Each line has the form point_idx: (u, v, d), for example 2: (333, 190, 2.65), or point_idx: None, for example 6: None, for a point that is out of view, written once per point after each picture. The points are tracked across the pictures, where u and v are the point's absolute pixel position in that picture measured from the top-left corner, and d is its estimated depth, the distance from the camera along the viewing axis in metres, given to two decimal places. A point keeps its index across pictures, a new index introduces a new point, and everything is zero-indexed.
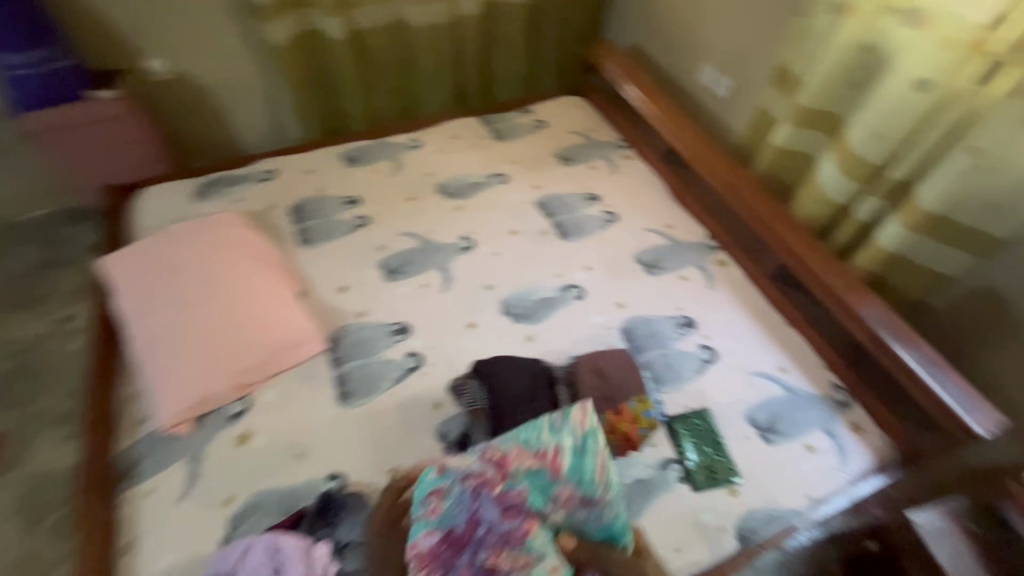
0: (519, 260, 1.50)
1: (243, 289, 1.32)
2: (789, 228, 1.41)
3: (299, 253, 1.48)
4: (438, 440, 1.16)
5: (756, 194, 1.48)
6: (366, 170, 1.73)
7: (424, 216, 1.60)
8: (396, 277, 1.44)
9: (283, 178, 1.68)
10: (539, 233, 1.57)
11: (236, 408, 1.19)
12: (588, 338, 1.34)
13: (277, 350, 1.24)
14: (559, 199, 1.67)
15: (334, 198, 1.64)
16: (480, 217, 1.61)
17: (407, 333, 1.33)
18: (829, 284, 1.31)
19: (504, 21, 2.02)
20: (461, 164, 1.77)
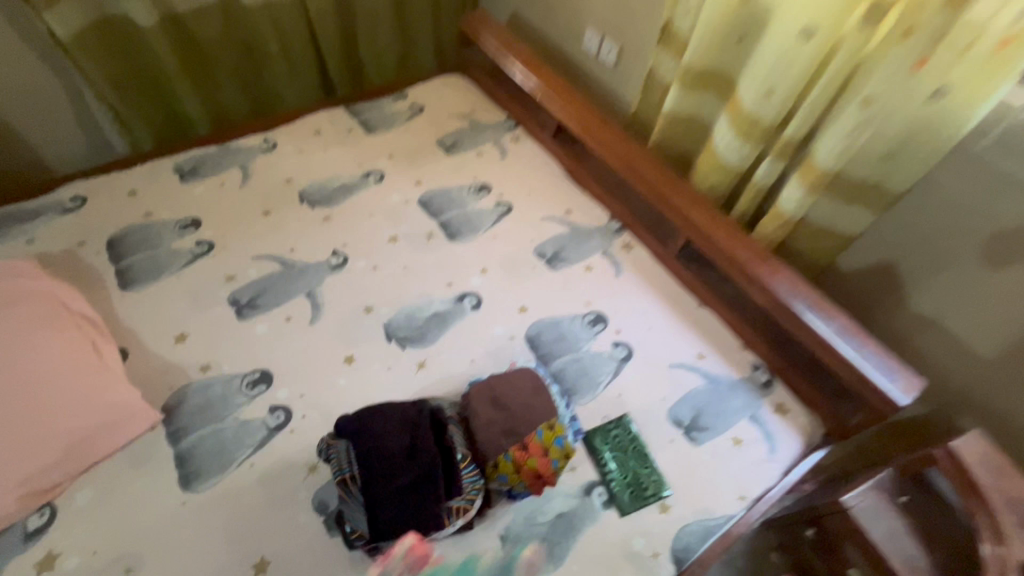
0: (403, 271, 1.28)
1: (30, 358, 0.99)
2: (690, 201, 1.30)
3: (121, 300, 1.17)
4: (316, 512, 0.95)
5: (653, 168, 1.35)
6: (207, 183, 1.42)
7: (284, 232, 1.34)
8: (251, 313, 1.18)
9: (96, 204, 1.34)
10: (425, 236, 1.36)
11: (33, 523, 0.90)
12: (488, 354, 1.16)
13: (87, 435, 0.95)
14: (445, 193, 1.46)
15: (166, 222, 1.33)
16: (353, 225, 1.37)
17: (268, 382, 1.08)
18: (736, 258, 1.21)
19: None
20: (327, 164, 1.51)
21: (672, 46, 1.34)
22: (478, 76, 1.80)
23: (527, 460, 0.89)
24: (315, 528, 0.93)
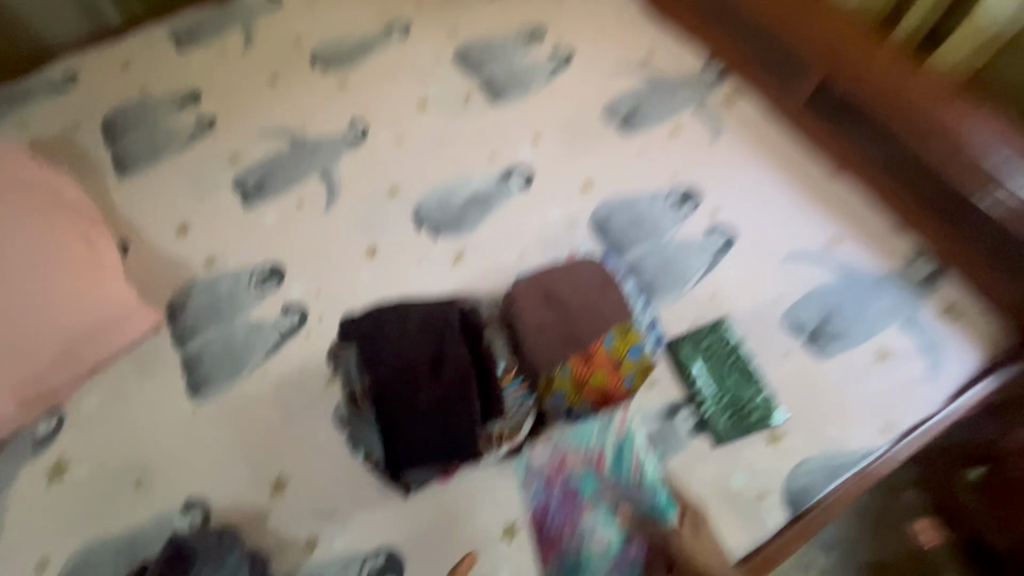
0: (435, 144, 1.02)
1: (19, 252, 0.86)
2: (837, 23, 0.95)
3: (119, 188, 1.02)
4: (338, 427, 0.80)
5: None
6: (204, 49, 1.18)
7: (294, 102, 1.10)
8: (258, 199, 0.99)
9: (87, 79, 1.15)
10: (462, 99, 1.07)
11: (43, 429, 0.82)
12: (541, 243, 0.91)
13: (80, 337, 0.83)
14: (487, 43, 1.13)
15: (163, 96, 1.13)
16: (374, 90, 1.10)
17: (281, 278, 0.91)
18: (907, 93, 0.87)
19: None
20: (340, 14, 1.21)
21: None
22: None
23: (591, 377, 0.67)
24: (338, 444, 0.79)
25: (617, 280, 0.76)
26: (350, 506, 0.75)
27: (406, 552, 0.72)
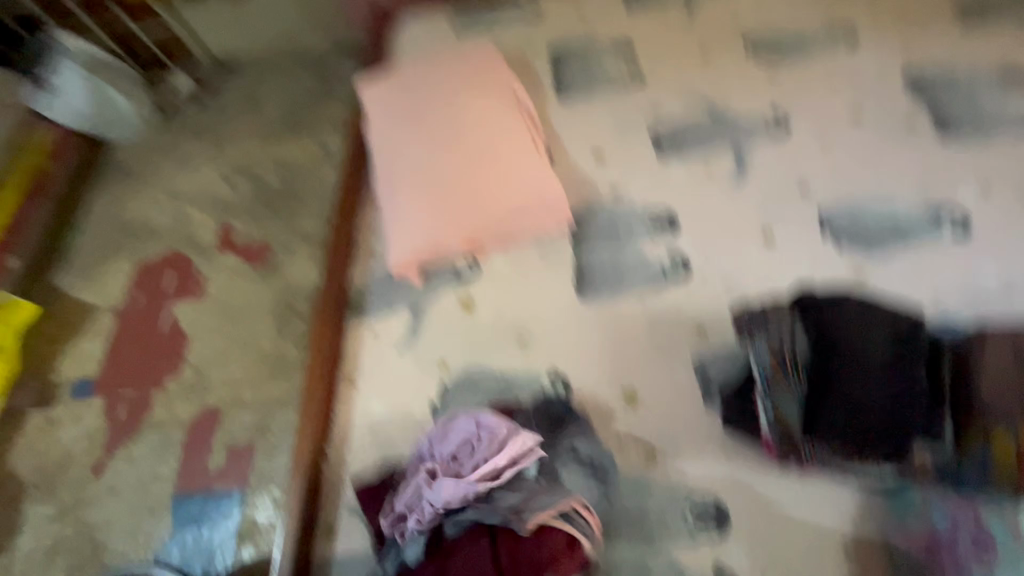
0: (860, 159, 1.00)
1: (494, 136, 1.10)
2: None
3: (555, 108, 1.21)
4: (696, 375, 0.86)
5: None
6: (649, 11, 1.31)
7: (723, 78, 1.16)
8: (670, 153, 1.08)
9: (549, 15, 1.37)
10: (903, 124, 1.02)
11: (465, 269, 1.04)
12: (963, 296, 0.84)
13: (520, 214, 1.03)
14: (947, 75, 1.05)
15: (604, 43, 1.28)
16: (808, 88, 1.10)
17: (675, 228, 0.99)
18: None
19: None
20: (788, 11, 1.22)
21: None
22: None
23: None
24: (691, 389, 0.85)
25: None
26: (690, 447, 0.81)
27: (736, 512, 0.75)
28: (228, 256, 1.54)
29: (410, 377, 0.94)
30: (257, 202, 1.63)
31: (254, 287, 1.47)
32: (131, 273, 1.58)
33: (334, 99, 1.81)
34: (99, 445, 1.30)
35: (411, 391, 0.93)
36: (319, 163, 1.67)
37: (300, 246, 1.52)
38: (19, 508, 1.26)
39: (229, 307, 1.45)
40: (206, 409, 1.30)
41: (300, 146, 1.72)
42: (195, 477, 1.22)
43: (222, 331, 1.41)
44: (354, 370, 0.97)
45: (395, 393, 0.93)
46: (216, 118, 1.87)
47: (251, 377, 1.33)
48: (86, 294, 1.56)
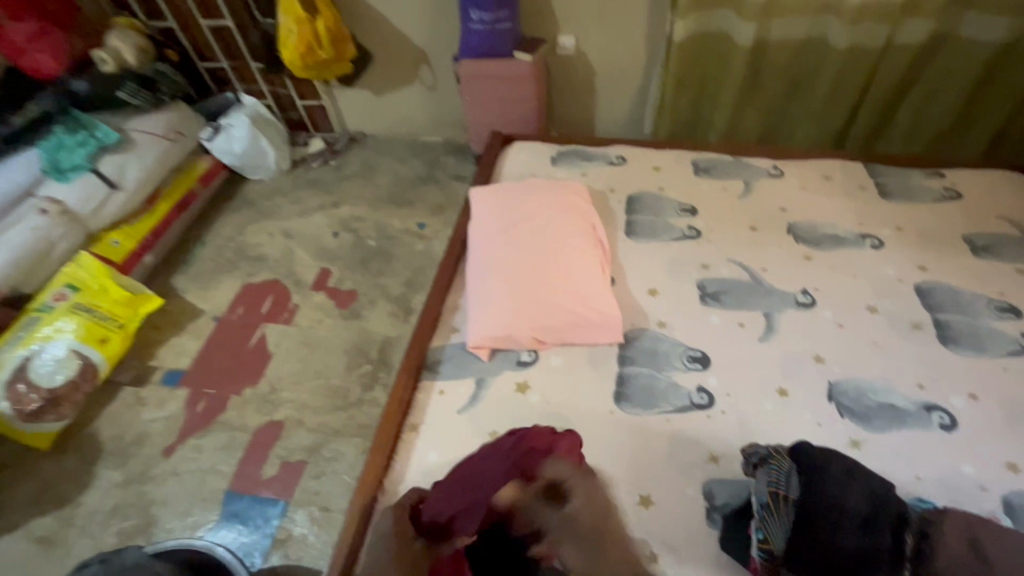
0: (869, 345, 1.19)
1: (571, 255, 1.35)
2: None
3: (623, 243, 1.46)
4: (703, 497, 1.01)
5: None
6: (713, 183, 1.60)
7: (765, 251, 1.40)
8: (711, 302, 1.30)
9: (631, 167, 1.68)
10: (909, 325, 1.22)
11: (525, 358, 1.25)
12: (941, 483, 0.99)
13: (580, 323, 1.25)
14: (952, 293, 1.26)
15: (671, 200, 1.56)
16: (834, 276, 1.32)
17: (706, 366, 1.19)
18: None
19: (953, 58, 1.60)
20: (828, 210, 1.48)
21: None
22: None
23: None
24: (697, 507, 1.00)
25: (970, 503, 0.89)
26: (688, 557, 0.95)
27: None
28: (319, 295, 1.81)
29: (464, 437, 1.13)
30: (353, 255, 1.93)
31: (335, 327, 1.71)
32: (236, 290, 1.86)
33: (435, 185, 2.15)
34: (174, 430, 1.50)
35: (462, 449, 1.11)
36: (412, 235, 1.97)
37: (381, 301, 1.77)
38: (93, 468, 1.44)
39: (311, 338, 1.69)
40: (272, 421, 1.50)
41: (399, 217, 2.04)
42: (247, 478, 1.39)
43: (300, 357, 1.64)
44: (419, 420, 1.17)
45: (449, 447, 1.12)
46: (335, 178, 2.24)
47: (316, 403, 1.53)
48: (195, 298, 1.84)
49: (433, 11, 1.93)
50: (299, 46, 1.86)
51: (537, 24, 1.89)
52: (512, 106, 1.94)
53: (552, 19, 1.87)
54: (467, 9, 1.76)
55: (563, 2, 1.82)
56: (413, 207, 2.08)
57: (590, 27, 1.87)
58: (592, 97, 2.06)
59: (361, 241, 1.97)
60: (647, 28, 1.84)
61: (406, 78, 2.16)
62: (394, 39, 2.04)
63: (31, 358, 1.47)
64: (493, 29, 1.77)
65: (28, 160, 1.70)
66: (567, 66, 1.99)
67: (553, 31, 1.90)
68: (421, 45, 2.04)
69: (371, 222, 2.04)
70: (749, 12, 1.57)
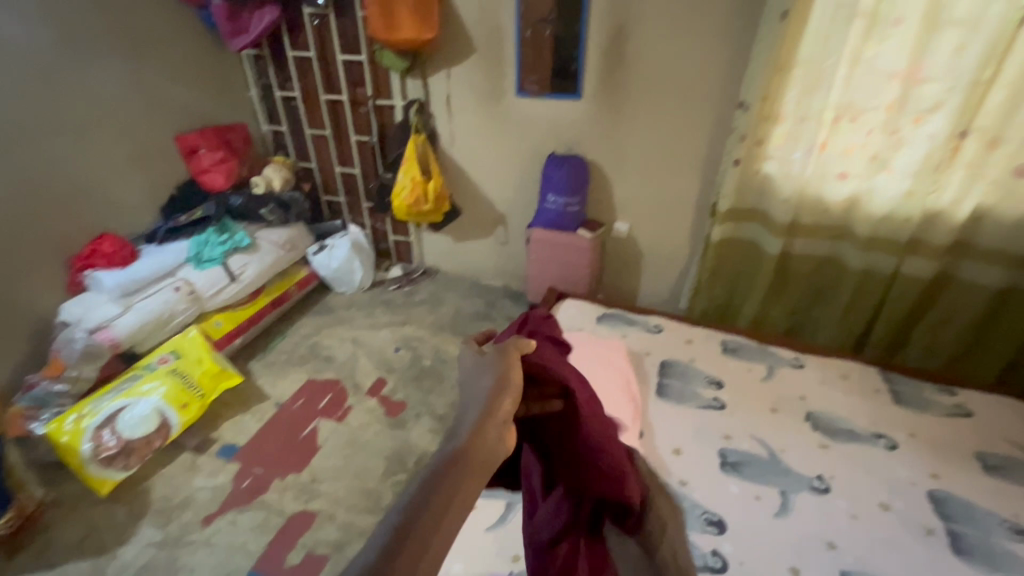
0: (882, 541, 1.25)
1: (607, 402, 1.52)
2: None
3: (653, 401, 1.63)
4: None
5: None
6: (739, 363, 1.79)
7: (784, 432, 1.53)
8: (731, 471, 1.41)
9: (666, 337, 1.92)
10: (923, 528, 1.28)
11: None
12: None
13: None
14: (965, 506, 1.33)
15: (700, 372, 1.76)
16: (848, 468, 1.43)
17: (722, 531, 1.26)
18: None
19: (956, 295, 1.85)
20: (844, 406, 1.62)
21: None
22: None
23: None
24: None
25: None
26: None
27: None
28: (372, 401, 2.01)
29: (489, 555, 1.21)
30: (409, 371, 2.16)
31: (381, 432, 1.88)
32: (301, 382, 2.09)
33: (491, 323, 2.44)
34: (218, 501, 1.63)
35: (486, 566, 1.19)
36: None
37: (425, 416, 1.95)
38: (138, 522, 1.57)
39: (357, 438, 1.85)
40: (305, 510, 1.61)
41: (454, 345, 2.30)
42: (271, 561, 1.47)
43: (344, 454, 1.79)
44: None
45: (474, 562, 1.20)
46: (406, 301, 2.58)
47: (349, 500, 1.64)
48: (265, 382, 2.09)
49: (517, 188, 2.42)
50: (409, 198, 2.34)
51: (599, 210, 2.32)
52: (568, 269, 2.29)
53: (611, 209, 2.30)
54: (546, 194, 2.22)
55: (623, 198, 2.26)
56: (468, 338, 2.35)
57: (643, 219, 2.28)
58: (637, 273, 2.40)
59: (418, 360, 2.21)
60: (690, 226, 2.22)
61: (483, 232, 2.60)
62: (482, 203, 2.52)
63: (122, 410, 1.70)
64: (564, 210, 2.20)
65: (178, 249, 2.13)
66: (619, 245, 2.37)
67: (611, 217, 2.32)
68: (502, 210, 2.50)
69: (429, 345, 2.30)
70: (775, 230, 1.92)
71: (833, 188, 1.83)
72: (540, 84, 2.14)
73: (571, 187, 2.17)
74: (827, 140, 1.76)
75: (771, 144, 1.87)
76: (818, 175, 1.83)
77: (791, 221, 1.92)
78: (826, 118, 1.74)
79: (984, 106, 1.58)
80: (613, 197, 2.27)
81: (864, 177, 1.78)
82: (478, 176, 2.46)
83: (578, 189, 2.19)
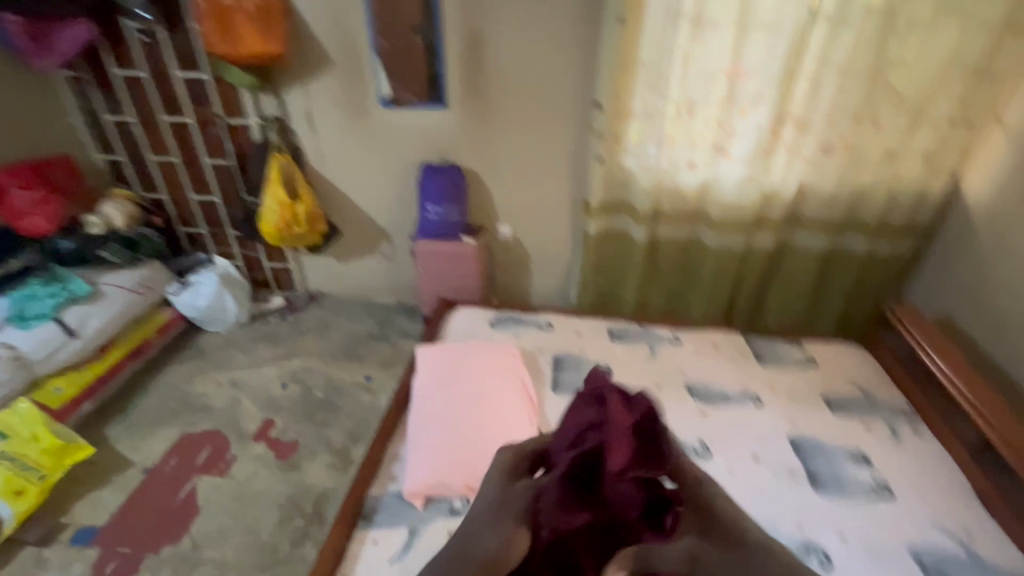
0: (756, 490, 1.38)
1: (503, 406, 1.52)
2: None
3: (549, 397, 1.67)
4: None
5: None
6: (625, 347, 1.90)
7: (668, 406, 1.64)
8: None
9: (556, 332, 1.97)
10: (787, 472, 1.44)
11: (458, 506, 1.34)
12: None
13: None
14: (817, 443, 1.52)
15: (591, 361, 1.83)
16: (723, 429, 1.56)
17: None
18: None
19: (796, 260, 2.11)
20: (716, 373, 1.78)
21: None
22: (885, 355, 1.84)
23: None
24: None
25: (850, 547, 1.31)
26: None
27: None
28: (259, 445, 1.85)
29: None
30: (299, 406, 2.01)
31: (272, 479, 1.73)
32: (173, 440, 1.87)
33: (385, 342, 2.35)
34: None
35: None
36: (359, 387, 2.10)
37: (322, 452, 1.82)
38: None
39: (245, 491, 1.69)
40: None
41: (348, 370, 2.19)
42: None
43: (231, 511, 1.63)
44: (350, 571, 1.21)
45: None
46: (291, 332, 2.41)
47: (240, 562, 1.50)
48: (127, 448, 1.83)
49: (396, 200, 2.36)
50: (278, 223, 2.18)
51: (481, 215, 2.33)
52: (458, 277, 2.28)
53: (493, 213, 2.32)
54: (425, 204, 2.20)
55: (502, 201, 2.29)
56: (364, 361, 2.24)
57: (524, 220, 2.33)
58: (527, 273, 2.46)
59: (309, 392, 2.07)
60: (569, 223, 2.30)
61: (367, 249, 2.50)
62: (361, 219, 2.42)
63: None
64: (445, 219, 2.20)
65: None
66: (506, 247, 2.40)
67: (494, 221, 2.34)
68: (384, 225, 2.43)
69: (321, 374, 2.17)
70: (641, 219, 2.06)
71: (686, 177, 1.99)
72: (419, 93, 2.07)
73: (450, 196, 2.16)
74: (674, 133, 1.92)
75: (628, 141, 1.99)
76: (671, 166, 1.99)
77: (654, 210, 2.07)
78: (670, 114, 1.89)
79: (794, 96, 1.81)
80: (492, 202, 2.30)
81: (709, 165, 1.96)
82: (353, 192, 2.36)
83: (457, 197, 2.18)
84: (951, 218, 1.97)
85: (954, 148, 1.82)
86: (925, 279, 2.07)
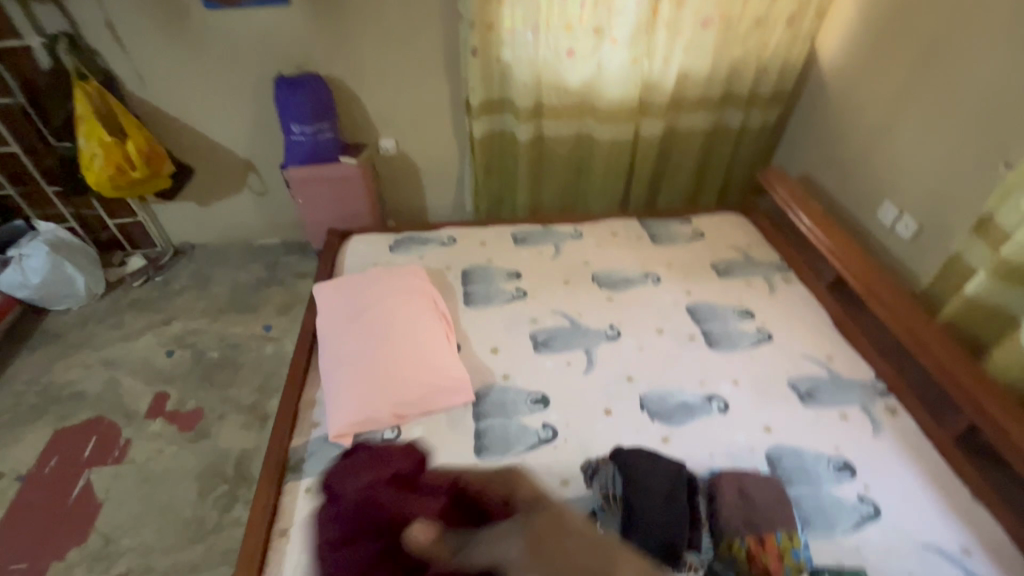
0: (663, 359, 1.51)
1: (420, 329, 1.48)
2: (971, 373, 1.30)
3: (462, 312, 1.65)
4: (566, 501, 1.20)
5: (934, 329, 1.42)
6: (530, 249, 1.89)
7: (577, 298, 1.70)
8: (542, 349, 1.53)
9: (460, 245, 1.91)
10: (687, 337, 1.58)
11: (389, 434, 1.32)
12: (726, 455, 1.29)
13: (435, 390, 1.36)
14: (710, 307, 1.67)
15: (499, 268, 1.81)
16: (629, 310, 1.66)
17: (545, 405, 1.39)
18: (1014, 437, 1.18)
19: (679, 141, 2.17)
20: (618, 260, 1.85)
21: (988, 234, 1.37)
22: (759, 219, 2.02)
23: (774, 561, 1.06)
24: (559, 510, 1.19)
25: (838, 481, 1.24)
26: None
27: None
28: (155, 422, 1.68)
29: None
30: (193, 372, 1.82)
31: (181, 452, 1.59)
32: (46, 438, 1.63)
33: (279, 286, 2.15)
34: None
35: None
36: (259, 338, 1.94)
37: (232, 414, 1.70)
38: None
39: (152, 471, 1.55)
40: None
41: (242, 324, 1.99)
42: None
43: (141, 496, 1.50)
44: (289, 523, 1.18)
45: None
46: (163, 294, 2.11)
47: (165, 543, 1.41)
48: None
49: (253, 126, 2.03)
50: (107, 169, 1.81)
51: (357, 131, 2.10)
52: (346, 204, 2.08)
53: (370, 127, 2.10)
54: (288, 124, 1.91)
55: (378, 114, 2.07)
56: (258, 311, 2.05)
57: (406, 130, 2.14)
58: (421, 189, 2.32)
59: (200, 356, 1.87)
60: (455, 127, 2.15)
61: (231, 187, 2.18)
62: (215, 153, 2.08)
63: None
64: (316, 138, 1.94)
65: None
66: (393, 164, 2.22)
67: (373, 136, 2.12)
68: (246, 156, 2.11)
69: (210, 334, 1.96)
70: (524, 115, 1.98)
71: (567, 67, 1.90)
72: None
73: (316, 112, 1.90)
74: (550, 17, 1.78)
75: (502, 28, 1.81)
76: (551, 56, 1.87)
77: (537, 104, 1.98)
78: None
79: None
80: (367, 114, 2.06)
81: (590, 51, 1.87)
82: (196, 122, 2.00)
83: (324, 112, 1.92)
84: (810, 80, 2.10)
85: (810, 9, 1.89)
86: (789, 142, 2.24)
